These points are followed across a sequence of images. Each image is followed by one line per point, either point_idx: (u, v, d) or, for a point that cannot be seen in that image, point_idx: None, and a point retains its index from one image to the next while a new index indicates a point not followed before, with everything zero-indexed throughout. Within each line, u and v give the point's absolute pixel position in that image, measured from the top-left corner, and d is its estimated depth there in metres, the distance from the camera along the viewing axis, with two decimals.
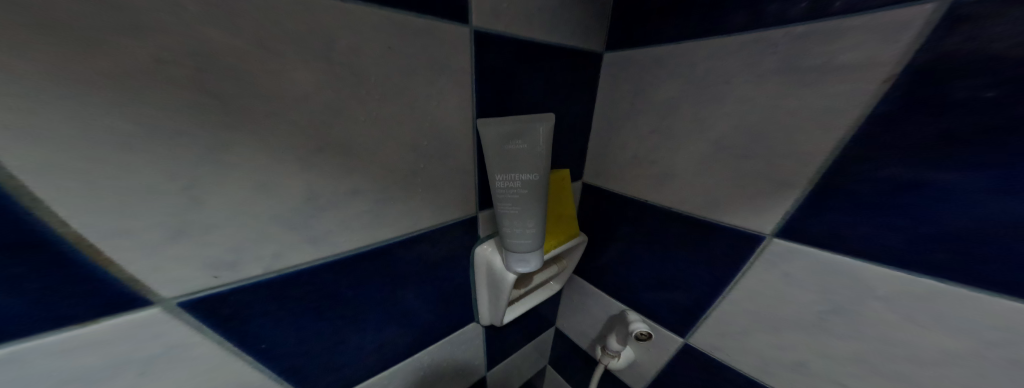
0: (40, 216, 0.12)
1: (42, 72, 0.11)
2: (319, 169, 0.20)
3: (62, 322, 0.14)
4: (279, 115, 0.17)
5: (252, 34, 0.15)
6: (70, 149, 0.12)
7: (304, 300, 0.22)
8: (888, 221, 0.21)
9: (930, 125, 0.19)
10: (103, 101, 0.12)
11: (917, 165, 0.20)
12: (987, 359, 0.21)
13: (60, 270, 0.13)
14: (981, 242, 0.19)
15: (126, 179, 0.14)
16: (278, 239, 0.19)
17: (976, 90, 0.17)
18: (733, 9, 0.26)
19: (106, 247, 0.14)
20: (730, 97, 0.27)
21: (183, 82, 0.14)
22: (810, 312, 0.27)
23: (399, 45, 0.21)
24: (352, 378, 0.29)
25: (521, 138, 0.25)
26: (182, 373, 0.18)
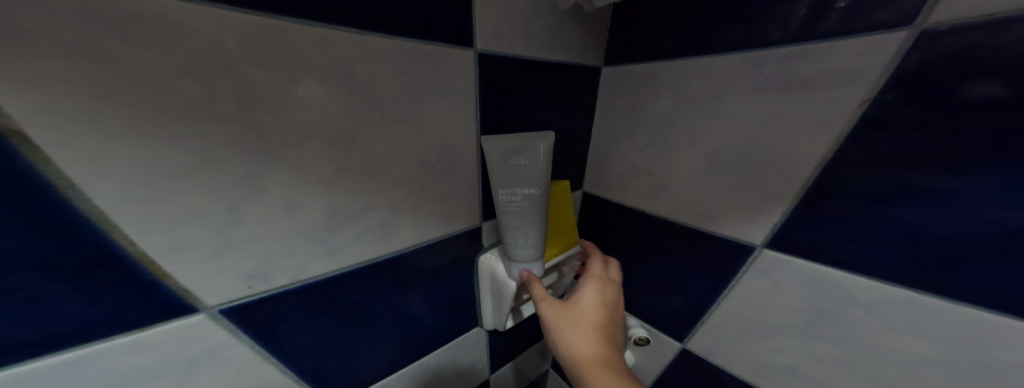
0: (112, 238, 0.15)
1: (120, 116, 0.13)
2: (339, 188, 0.22)
3: (127, 326, 0.16)
4: (306, 140, 0.19)
5: (283, 71, 0.17)
6: (139, 180, 0.14)
7: (323, 306, 0.24)
8: (867, 234, 0.22)
9: (902, 144, 0.20)
10: (166, 137, 0.14)
11: (891, 181, 0.21)
12: (963, 365, 0.21)
13: (126, 283, 0.15)
14: (953, 255, 0.20)
15: (181, 203, 0.16)
16: (302, 252, 0.21)
17: (940, 112, 0.18)
18: (722, 30, 0.27)
19: (164, 263, 0.16)
20: (722, 112, 0.28)
21: (227, 116, 0.16)
22: (798, 319, 0.28)
23: (410, 72, 0.23)
24: (364, 380, 0.31)
25: (522, 155, 0.26)
26: (218, 373, 0.21)
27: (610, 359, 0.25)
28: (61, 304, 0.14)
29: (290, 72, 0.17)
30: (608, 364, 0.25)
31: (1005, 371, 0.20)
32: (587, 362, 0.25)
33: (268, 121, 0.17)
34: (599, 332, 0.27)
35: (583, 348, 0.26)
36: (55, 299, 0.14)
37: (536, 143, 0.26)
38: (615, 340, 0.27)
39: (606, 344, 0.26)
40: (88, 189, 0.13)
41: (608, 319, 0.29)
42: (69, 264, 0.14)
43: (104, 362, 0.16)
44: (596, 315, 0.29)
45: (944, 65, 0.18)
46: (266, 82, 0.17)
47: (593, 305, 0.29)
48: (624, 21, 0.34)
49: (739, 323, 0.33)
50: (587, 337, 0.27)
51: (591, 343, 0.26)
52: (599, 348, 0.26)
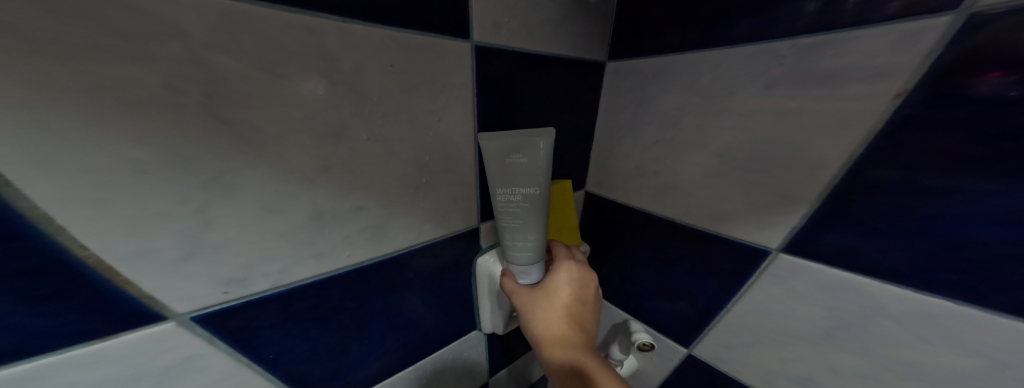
0: (64, 243, 0.13)
1: (65, 108, 0.12)
2: (324, 188, 0.20)
3: (87, 336, 0.15)
4: (285, 137, 0.18)
5: (257, 60, 0.16)
6: (92, 180, 0.13)
7: (309, 312, 0.23)
8: (897, 238, 0.21)
9: (940, 141, 0.18)
10: (121, 132, 0.13)
11: (924, 182, 0.19)
12: (1004, 384, 0.19)
13: (84, 290, 0.14)
14: (996, 264, 0.18)
15: (143, 204, 0.14)
16: (285, 256, 0.20)
17: (986, 107, 0.16)
18: (737, 18, 0.25)
19: (124, 269, 0.15)
20: (735, 108, 0.27)
21: (193, 109, 0.15)
22: (817, 327, 0.27)
23: (400, 64, 0.21)
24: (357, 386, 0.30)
25: (521, 152, 0.25)
26: (196, 381, 0.19)
27: (571, 338, 0.25)
28: (4, 315, 0.13)
29: (265, 60, 0.16)
30: (569, 346, 0.25)
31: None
32: (553, 344, 0.25)
33: (241, 116, 0.16)
34: (564, 313, 0.27)
35: (548, 330, 0.26)
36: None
37: (536, 140, 0.24)
38: (582, 318, 0.27)
39: (569, 323, 0.26)
40: (28, 189, 0.12)
41: (578, 300, 0.28)
42: (11, 272, 0.12)
43: (64, 374, 0.15)
44: (564, 296, 0.28)
45: (999, 53, 0.16)
46: (237, 71, 0.15)
47: (563, 287, 0.28)
48: (631, 11, 0.33)
49: (750, 331, 0.32)
50: (553, 321, 0.26)
51: (553, 323, 0.26)
52: (563, 330, 0.26)
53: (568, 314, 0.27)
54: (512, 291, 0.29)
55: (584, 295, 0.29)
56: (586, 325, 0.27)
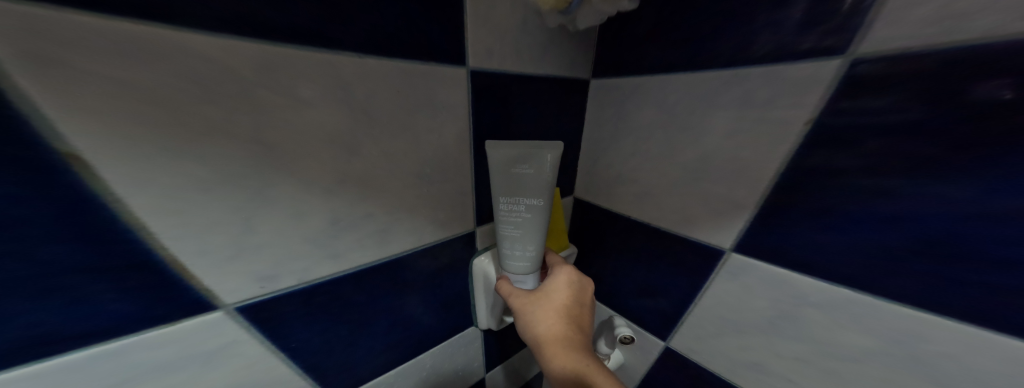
0: (151, 246, 0.17)
1: (155, 138, 0.15)
2: (342, 197, 0.24)
3: (154, 321, 0.18)
4: (313, 154, 0.21)
5: (293, 92, 0.19)
6: (168, 193, 0.16)
7: (326, 305, 0.26)
8: (821, 242, 0.25)
9: (847, 160, 0.22)
10: (191, 155, 0.17)
11: (837, 194, 0.23)
12: (893, 356, 0.24)
13: (158, 283, 0.18)
14: (891, 262, 0.22)
15: (203, 212, 0.18)
16: (309, 255, 0.23)
17: (878, 133, 0.21)
18: (694, 48, 0.30)
19: (190, 266, 0.18)
20: (695, 126, 0.31)
21: (243, 134, 0.18)
22: (764, 317, 0.31)
23: (406, 90, 0.25)
24: (363, 376, 0.33)
25: (527, 163, 0.29)
26: (232, 363, 0.23)
27: (570, 336, 0.28)
28: (103, 299, 0.16)
29: (299, 92, 0.20)
30: (569, 344, 0.27)
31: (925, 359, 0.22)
32: (554, 343, 0.27)
33: (280, 138, 0.20)
34: (564, 314, 0.30)
35: (549, 330, 0.28)
36: (99, 296, 0.16)
37: (542, 154, 0.28)
38: (580, 320, 0.30)
39: (569, 324, 0.29)
40: (129, 203, 0.16)
41: (576, 302, 0.31)
42: (110, 266, 0.16)
43: (137, 351, 0.18)
44: (563, 299, 0.31)
45: (879, 90, 0.20)
46: (278, 102, 0.19)
47: (562, 290, 0.31)
48: (609, 36, 0.37)
49: (715, 324, 0.35)
50: (554, 321, 0.29)
51: (554, 323, 0.29)
52: (563, 330, 0.28)
53: (567, 315, 0.30)
54: (511, 293, 0.32)
55: (581, 298, 0.32)
56: (583, 326, 0.30)
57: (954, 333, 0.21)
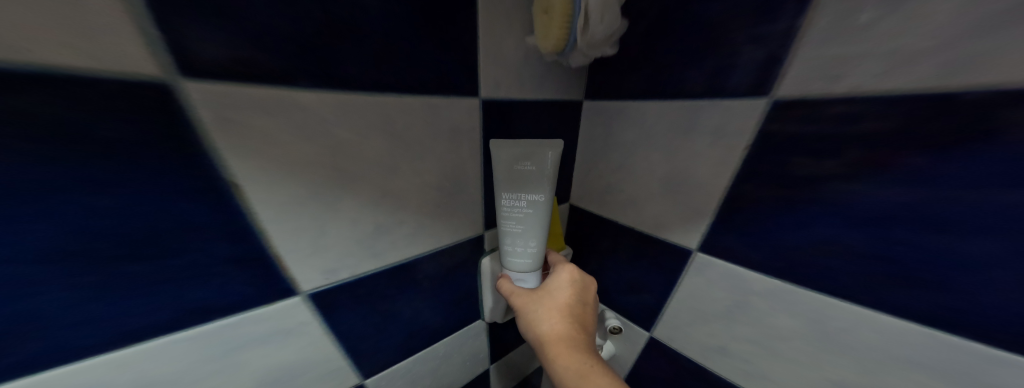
0: (265, 240, 0.23)
1: (270, 165, 0.22)
2: (385, 207, 0.30)
3: (255, 300, 0.25)
4: (366, 174, 0.28)
5: (356, 128, 0.26)
6: (274, 205, 0.23)
7: (367, 295, 0.32)
8: (766, 241, 0.32)
9: (784, 179, 0.29)
10: (290, 176, 0.23)
11: (776, 205, 0.30)
12: (810, 331, 0.31)
13: (262, 269, 0.24)
14: (814, 255, 0.29)
15: (291, 218, 0.24)
16: (359, 253, 0.30)
17: (804, 158, 0.27)
18: (666, 81, 0.36)
19: (287, 256, 0.25)
20: (667, 147, 0.38)
21: (322, 161, 0.25)
22: (724, 306, 0.37)
23: (433, 120, 0.31)
24: (390, 359, 0.39)
25: (529, 161, 0.35)
26: (301, 340, 0.29)
27: (571, 335, 0.31)
28: (233, 280, 0.23)
29: (357, 126, 0.26)
30: (570, 341, 0.31)
31: (831, 333, 0.30)
32: (556, 340, 0.31)
33: (346, 163, 0.26)
34: (566, 315, 0.33)
35: (552, 329, 0.32)
36: (226, 278, 0.23)
37: (544, 150, 0.34)
38: (580, 321, 0.34)
39: (570, 324, 0.33)
40: (258, 211, 0.22)
41: (577, 304, 0.35)
42: (236, 257, 0.23)
43: (246, 325, 0.25)
44: (565, 302, 0.35)
45: (800, 127, 0.27)
46: (346, 136, 0.25)
47: (564, 292, 0.36)
48: (597, 65, 0.43)
49: (688, 313, 0.42)
50: (557, 321, 0.33)
51: (557, 323, 0.33)
52: (566, 329, 0.32)
53: (569, 316, 0.34)
54: (512, 291, 0.38)
55: (582, 303, 0.36)
56: (583, 326, 0.33)
57: (847, 313, 0.28)
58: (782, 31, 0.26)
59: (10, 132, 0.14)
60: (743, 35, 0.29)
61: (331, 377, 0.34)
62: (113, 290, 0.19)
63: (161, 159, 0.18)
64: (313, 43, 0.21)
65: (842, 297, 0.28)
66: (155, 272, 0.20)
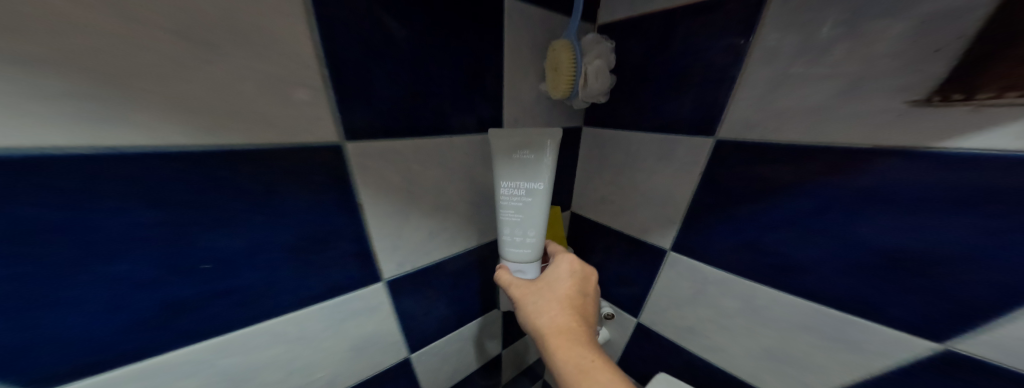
0: (372, 244, 0.34)
1: (344, 189, 0.30)
2: (429, 217, 0.39)
3: (336, 289, 0.33)
4: (412, 190, 0.36)
5: (401, 154, 0.33)
6: (348, 217, 0.31)
7: (412, 285, 0.41)
8: (730, 236, 0.38)
9: (744, 182, 0.35)
10: (354, 194, 0.30)
11: (739, 204, 0.36)
12: (743, 311, 0.39)
13: (334, 267, 0.32)
14: (770, 246, 0.35)
15: (356, 225, 0.32)
16: (405, 251, 0.38)
17: (757, 169, 0.34)
18: (647, 116, 0.43)
19: (383, 254, 0.36)
20: (647, 164, 0.45)
21: (380, 181, 0.32)
22: (690, 292, 0.45)
23: (460, 149, 0.39)
24: (428, 337, 0.49)
25: (527, 149, 0.35)
26: (377, 316, 0.39)
27: (571, 327, 0.33)
28: (334, 272, 0.32)
29: (421, 160, 0.35)
30: (569, 333, 0.32)
31: (757, 311, 0.38)
32: (557, 333, 0.32)
33: (395, 180, 0.34)
34: (566, 308, 0.35)
35: (553, 322, 0.34)
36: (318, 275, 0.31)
37: (542, 139, 0.35)
38: (580, 314, 0.35)
39: (570, 316, 0.34)
40: (372, 224, 0.33)
41: (577, 297, 0.36)
42: (328, 256, 0.31)
43: (351, 303, 0.35)
44: (565, 295, 0.36)
45: (751, 146, 0.34)
46: (403, 163, 0.34)
47: (564, 285, 0.37)
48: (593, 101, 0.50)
49: (666, 300, 0.49)
50: (557, 314, 0.34)
51: (557, 316, 0.34)
52: (566, 322, 0.33)
53: (569, 309, 0.35)
54: (512, 283, 0.39)
55: (582, 295, 0.37)
56: (583, 318, 0.35)
57: (772, 297, 0.36)
58: (726, 84, 0.34)
59: (295, 183, 0.26)
60: (704, 84, 0.36)
61: (390, 348, 0.44)
62: (284, 279, 0.28)
63: (292, 194, 0.26)
64: (387, 100, 0.30)
65: (763, 284, 0.36)
66: (285, 271, 0.28)
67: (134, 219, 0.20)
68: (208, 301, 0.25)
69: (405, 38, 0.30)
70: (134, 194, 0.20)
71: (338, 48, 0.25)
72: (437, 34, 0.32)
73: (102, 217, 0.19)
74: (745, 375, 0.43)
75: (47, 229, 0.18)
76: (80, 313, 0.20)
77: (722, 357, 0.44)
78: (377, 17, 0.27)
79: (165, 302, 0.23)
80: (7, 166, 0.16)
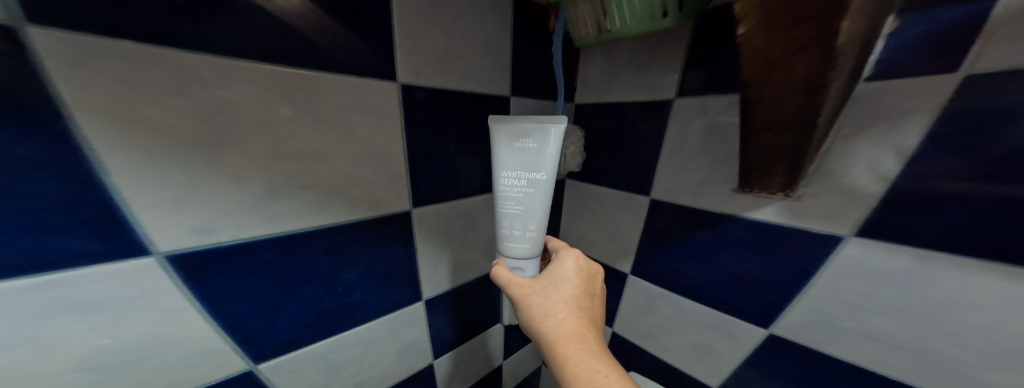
0: (420, 272, 0.48)
1: (391, 234, 0.42)
2: (447, 251, 0.51)
3: (383, 303, 0.45)
4: (436, 231, 0.48)
5: (430, 207, 0.45)
6: (389, 253, 0.43)
7: (431, 301, 0.53)
8: (663, 262, 0.51)
9: (667, 225, 0.50)
10: (396, 236, 0.43)
11: (666, 239, 0.50)
12: (676, 316, 0.52)
13: (379, 289, 0.44)
14: (689, 270, 0.48)
15: (394, 257, 0.44)
16: (431, 277, 0.51)
17: (673, 215, 0.48)
18: (612, 176, 0.57)
19: (428, 279, 0.50)
20: (613, 207, 0.58)
21: (413, 226, 0.44)
22: (647, 304, 0.57)
23: (473, 202, 0.52)
24: (440, 348, 0.58)
25: (530, 138, 0.37)
26: (416, 325, 0.52)
27: (580, 333, 0.32)
28: (387, 290, 0.45)
29: (451, 211, 0.49)
30: (579, 341, 0.31)
31: (683, 316, 0.51)
32: (565, 339, 0.31)
33: (426, 224, 0.46)
34: (575, 312, 0.33)
35: (562, 328, 0.32)
36: (369, 297, 0.43)
37: (546, 127, 0.36)
38: (590, 316, 0.34)
39: (579, 320, 0.33)
40: (423, 258, 0.48)
41: (586, 297, 0.35)
42: (370, 283, 0.43)
43: (403, 314, 0.49)
44: (572, 297, 0.35)
45: (669, 202, 0.49)
46: (432, 213, 0.46)
47: (571, 286, 0.36)
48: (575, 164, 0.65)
49: (632, 313, 0.60)
50: (565, 319, 0.33)
51: (566, 320, 0.33)
52: (575, 328, 0.32)
53: (578, 313, 0.33)
54: (513, 282, 0.37)
55: (590, 294, 0.36)
56: (593, 321, 0.34)
57: (692, 307, 0.49)
58: (657, 155, 0.49)
59: (382, 236, 0.41)
60: (646, 157, 0.51)
61: (422, 353, 0.55)
62: (366, 298, 0.43)
63: (362, 240, 0.39)
64: (419, 173, 0.42)
65: (684, 295, 0.50)
66: (356, 294, 0.41)
67: (320, 262, 0.36)
68: (337, 310, 0.40)
69: (450, 135, 0.45)
70: (322, 249, 0.36)
71: (402, 149, 0.40)
72: (468, 129, 0.47)
73: (313, 262, 0.35)
74: (682, 365, 0.54)
75: (289, 272, 0.33)
76: (286, 317, 0.35)
77: (670, 354, 0.55)
78: (427, 124, 0.42)
79: (319, 311, 0.38)
80: (286, 237, 0.32)
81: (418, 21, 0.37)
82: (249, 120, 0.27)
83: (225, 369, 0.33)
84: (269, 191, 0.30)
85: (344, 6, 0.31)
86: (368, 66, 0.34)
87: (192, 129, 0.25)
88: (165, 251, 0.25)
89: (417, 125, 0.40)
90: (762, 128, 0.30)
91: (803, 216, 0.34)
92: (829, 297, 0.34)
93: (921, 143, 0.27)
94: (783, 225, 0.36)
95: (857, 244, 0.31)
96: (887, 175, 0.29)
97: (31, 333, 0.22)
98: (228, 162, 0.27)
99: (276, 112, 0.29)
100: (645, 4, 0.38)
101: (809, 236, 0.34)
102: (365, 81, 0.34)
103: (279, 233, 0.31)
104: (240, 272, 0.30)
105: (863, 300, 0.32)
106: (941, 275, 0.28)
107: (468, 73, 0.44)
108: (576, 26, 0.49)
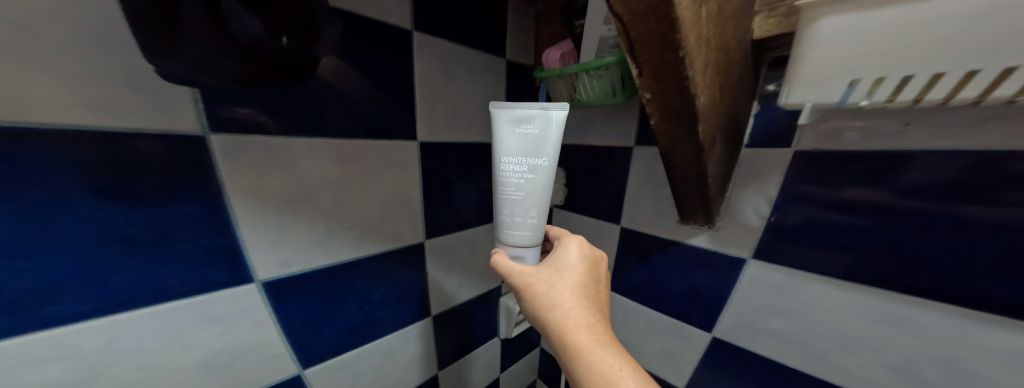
0: (431, 292, 0.59)
1: (410, 261, 0.53)
2: (452, 273, 0.61)
3: (399, 319, 0.55)
4: (444, 258, 0.59)
5: (440, 237, 0.56)
6: (409, 276, 0.54)
7: (439, 316, 0.62)
8: (633, 279, 0.62)
9: (633, 249, 0.61)
10: (414, 262, 0.54)
11: (634, 260, 0.61)
12: (645, 325, 0.62)
13: (398, 307, 0.54)
14: (653, 286, 0.59)
15: (411, 280, 0.54)
16: (439, 296, 0.60)
17: (637, 241, 0.60)
18: (590, 207, 0.69)
19: (438, 298, 0.60)
20: (592, 234, 0.69)
21: (426, 254, 0.55)
22: (622, 317, 0.66)
23: (475, 231, 0.63)
24: (444, 359, 0.67)
25: (531, 124, 0.43)
26: (424, 339, 0.61)
27: (589, 324, 0.36)
28: (404, 308, 0.55)
29: (456, 240, 0.60)
30: (589, 331, 0.35)
31: (650, 324, 0.61)
32: (576, 329, 0.36)
33: (436, 252, 0.57)
34: (583, 301, 0.38)
35: (572, 321, 0.36)
36: (389, 314, 0.53)
37: (545, 114, 0.43)
38: (596, 304, 0.38)
39: (587, 310, 0.37)
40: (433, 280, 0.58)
41: (590, 286, 0.40)
42: (392, 301, 0.53)
43: (415, 328, 0.58)
44: (577, 287, 0.39)
45: (634, 231, 0.60)
46: (442, 241, 0.57)
47: (575, 277, 0.40)
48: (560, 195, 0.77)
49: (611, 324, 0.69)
50: (574, 308, 0.37)
51: (575, 310, 0.37)
52: (583, 318, 0.37)
53: (585, 304, 0.38)
54: (518, 272, 0.42)
55: (596, 285, 0.41)
56: (600, 310, 0.38)
57: (656, 317, 0.59)
58: (622, 192, 0.62)
59: (402, 263, 0.52)
60: (614, 193, 0.63)
61: (428, 365, 0.63)
62: (387, 315, 0.53)
63: (388, 267, 0.50)
64: (432, 211, 0.54)
65: (650, 307, 0.60)
66: (380, 311, 0.51)
67: (356, 286, 0.46)
68: (364, 324, 0.50)
69: (456, 180, 0.56)
70: (358, 274, 0.46)
71: (421, 194, 0.51)
72: (472, 174, 0.59)
73: (352, 285, 0.46)
74: (654, 370, 0.63)
75: (334, 292, 0.44)
76: (329, 330, 0.45)
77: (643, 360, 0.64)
78: (440, 174, 0.53)
79: (351, 325, 0.48)
80: (336, 267, 0.43)
81: (435, 99, 0.50)
82: (319, 183, 0.39)
83: (282, 373, 0.42)
84: (328, 232, 0.41)
85: (385, 98, 0.44)
86: (399, 135, 0.46)
87: (285, 193, 0.36)
88: (263, 279, 0.37)
89: (433, 175, 0.53)
90: (684, 183, 0.41)
91: (724, 243, 0.46)
92: (746, 303, 0.45)
93: (781, 189, 0.39)
94: (710, 249, 0.48)
95: (756, 263, 0.43)
96: (765, 214, 0.41)
97: (179, 337, 0.32)
98: (303, 214, 0.38)
99: (336, 177, 0.41)
100: (601, 86, 0.52)
101: (728, 258, 0.46)
102: (397, 147, 0.46)
103: (331, 263, 0.43)
104: (303, 293, 0.40)
105: (765, 304, 0.44)
106: (804, 284, 0.40)
107: (472, 131, 0.57)
108: (554, 94, 0.62)
